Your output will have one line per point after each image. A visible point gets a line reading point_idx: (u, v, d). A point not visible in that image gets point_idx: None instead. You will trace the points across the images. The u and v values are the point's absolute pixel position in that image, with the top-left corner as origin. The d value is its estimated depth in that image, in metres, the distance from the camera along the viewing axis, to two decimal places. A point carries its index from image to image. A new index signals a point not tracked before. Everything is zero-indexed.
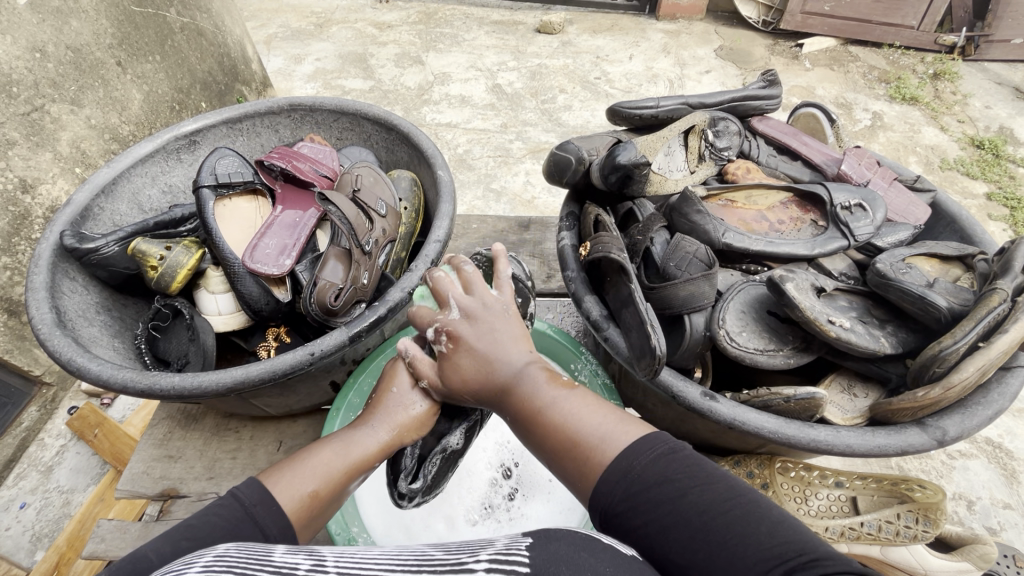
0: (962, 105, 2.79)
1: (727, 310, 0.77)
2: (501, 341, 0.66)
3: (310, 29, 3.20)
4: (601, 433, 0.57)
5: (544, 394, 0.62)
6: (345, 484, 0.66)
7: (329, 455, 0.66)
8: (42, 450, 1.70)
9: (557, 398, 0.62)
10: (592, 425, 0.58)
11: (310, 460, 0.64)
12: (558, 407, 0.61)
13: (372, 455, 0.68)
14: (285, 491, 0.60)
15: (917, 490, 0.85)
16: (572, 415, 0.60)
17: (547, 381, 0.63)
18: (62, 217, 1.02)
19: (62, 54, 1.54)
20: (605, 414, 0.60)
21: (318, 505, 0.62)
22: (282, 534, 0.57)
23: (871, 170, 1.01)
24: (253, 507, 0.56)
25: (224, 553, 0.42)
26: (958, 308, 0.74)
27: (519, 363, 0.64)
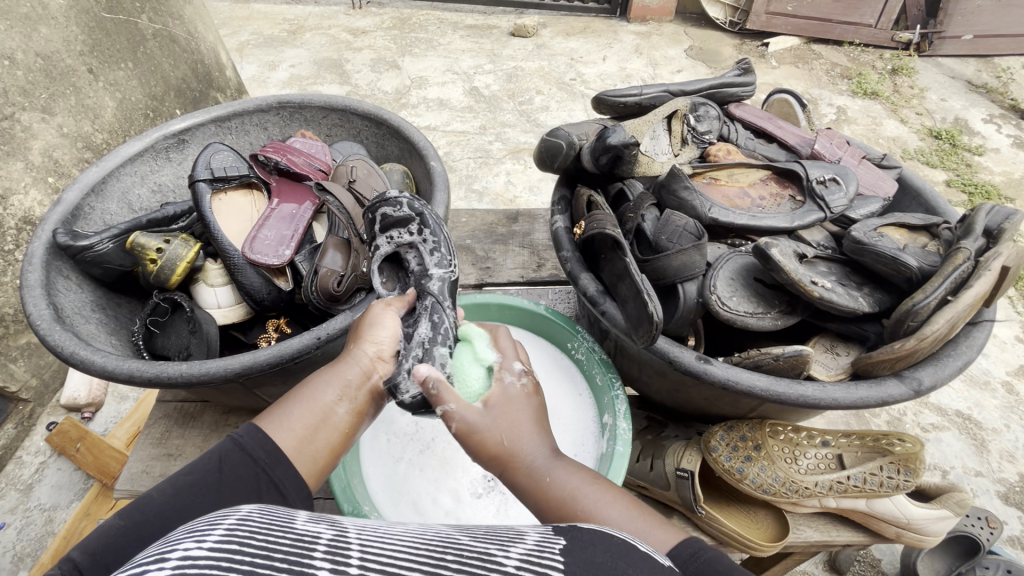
0: (919, 98, 2.94)
1: (717, 277, 0.81)
2: (524, 430, 0.64)
3: (283, 36, 3.19)
4: (640, 535, 0.56)
5: (569, 483, 0.61)
6: (338, 414, 0.67)
7: (310, 386, 0.68)
8: (21, 468, 1.65)
9: (584, 487, 0.60)
10: (626, 520, 0.57)
11: (293, 396, 0.67)
12: (580, 495, 0.60)
13: (354, 377, 0.69)
14: (274, 427, 0.64)
15: (897, 445, 0.91)
16: (601, 507, 0.59)
17: (576, 473, 0.62)
18: (53, 216, 1.02)
19: (31, 61, 1.52)
20: (627, 502, 0.59)
21: (310, 433, 0.65)
22: (274, 463, 0.61)
23: (842, 149, 1.07)
24: (242, 439, 0.62)
25: (246, 516, 0.40)
26: (927, 268, 0.80)
27: (541, 456, 0.63)
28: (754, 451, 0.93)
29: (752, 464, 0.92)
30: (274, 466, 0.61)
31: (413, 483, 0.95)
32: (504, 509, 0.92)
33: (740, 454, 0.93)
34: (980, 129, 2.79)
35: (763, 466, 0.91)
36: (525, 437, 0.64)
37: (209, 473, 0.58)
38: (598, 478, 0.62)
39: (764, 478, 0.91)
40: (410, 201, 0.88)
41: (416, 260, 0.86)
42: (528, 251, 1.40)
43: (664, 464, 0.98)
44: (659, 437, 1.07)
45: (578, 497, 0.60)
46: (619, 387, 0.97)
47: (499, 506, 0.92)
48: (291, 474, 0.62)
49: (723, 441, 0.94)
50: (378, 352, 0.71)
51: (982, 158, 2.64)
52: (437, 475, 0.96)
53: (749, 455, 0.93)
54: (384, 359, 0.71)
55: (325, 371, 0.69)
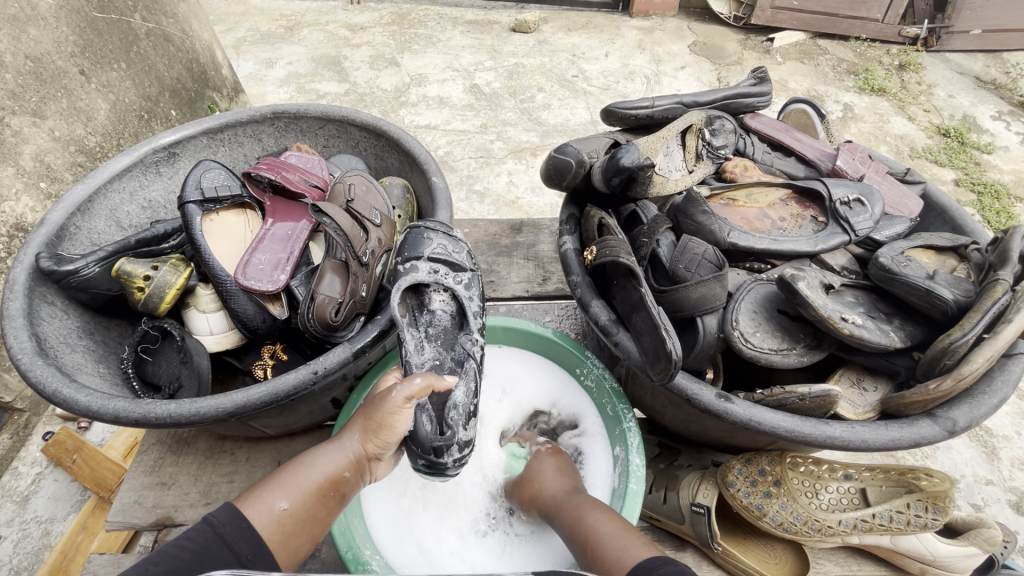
0: (927, 95, 2.87)
1: (739, 310, 0.77)
2: (562, 476, 0.88)
3: (280, 32, 3.12)
4: (628, 544, 0.68)
5: (592, 514, 0.76)
6: (320, 503, 0.72)
7: (302, 470, 0.73)
8: (16, 480, 1.60)
9: (598, 517, 0.75)
10: (621, 535, 0.70)
11: (282, 480, 0.71)
12: (592, 521, 0.74)
13: (342, 469, 0.75)
14: (259, 513, 0.67)
15: (924, 480, 0.87)
16: (607, 527, 0.72)
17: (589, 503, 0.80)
18: (37, 239, 0.97)
19: (21, 64, 1.47)
20: (630, 531, 0.71)
21: (293, 522, 0.69)
22: (254, 554, 0.64)
23: (864, 164, 1.03)
24: (222, 525, 0.64)
25: None
26: (962, 301, 0.75)
27: (567, 490, 0.84)
28: (774, 487, 0.89)
29: (772, 501, 0.88)
30: (256, 559, 0.64)
31: (414, 521, 0.91)
32: (511, 550, 0.89)
33: (758, 490, 0.89)
34: (989, 126, 2.73)
35: (783, 503, 0.87)
36: (564, 485, 0.86)
37: (189, 553, 0.59)
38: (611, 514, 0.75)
39: (785, 516, 0.87)
40: (466, 255, 0.96)
41: (445, 303, 0.96)
42: (533, 265, 1.35)
43: (678, 497, 0.94)
44: (672, 466, 1.03)
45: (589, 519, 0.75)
46: (632, 418, 0.92)
47: (505, 545, 0.90)
48: (267, 564, 0.65)
49: (741, 476, 0.90)
50: (369, 449, 0.76)
51: (991, 156, 2.58)
52: (439, 511, 0.93)
53: (768, 491, 0.88)
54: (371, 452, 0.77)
55: (319, 453, 0.75)
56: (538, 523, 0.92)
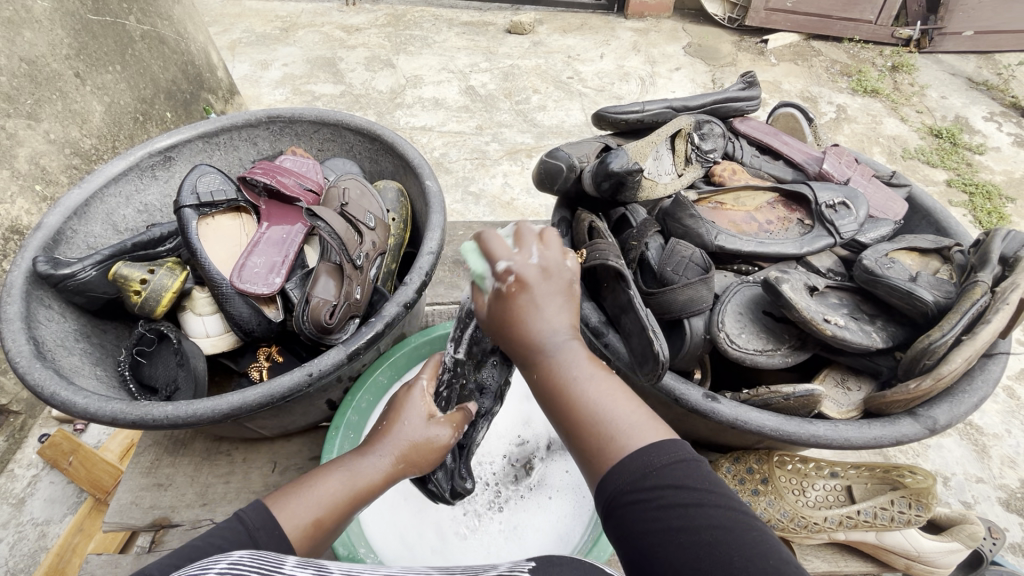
0: (919, 96, 2.90)
1: (725, 312, 0.79)
2: (545, 303, 0.56)
3: (276, 33, 3.12)
4: (627, 422, 0.53)
5: (575, 368, 0.56)
6: (349, 512, 0.66)
7: (333, 475, 0.66)
8: (13, 482, 1.61)
9: (587, 375, 0.55)
10: (625, 416, 0.53)
11: (314, 486, 0.64)
12: (584, 387, 0.55)
13: (377, 484, 0.67)
14: (286, 515, 0.61)
15: (908, 477, 0.89)
16: (603, 401, 0.54)
17: (579, 353, 0.56)
18: (33, 242, 0.97)
19: (16, 67, 1.47)
20: (638, 404, 0.54)
21: (321, 532, 0.63)
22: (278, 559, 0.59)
23: (851, 168, 1.04)
24: (252, 522, 0.59)
25: (238, 560, 0.43)
26: (942, 302, 0.77)
27: (556, 333, 0.56)
28: (761, 485, 0.91)
29: (759, 498, 0.90)
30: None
31: (396, 516, 0.93)
32: (494, 547, 0.91)
33: (746, 487, 0.91)
34: (980, 127, 2.76)
35: (770, 500, 0.90)
36: (551, 310, 0.56)
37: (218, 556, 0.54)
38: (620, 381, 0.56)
39: (772, 513, 0.89)
40: None
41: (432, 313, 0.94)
42: None
43: None
44: None
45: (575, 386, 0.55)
46: None
47: (485, 541, 0.91)
48: None
49: (729, 474, 0.92)
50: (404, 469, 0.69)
51: (982, 157, 2.61)
52: (420, 506, 0.94)
53: (756, 489, 0.91)
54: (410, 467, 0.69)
55: (354, 457, 0.68)
56: (522, 521, 0.94)
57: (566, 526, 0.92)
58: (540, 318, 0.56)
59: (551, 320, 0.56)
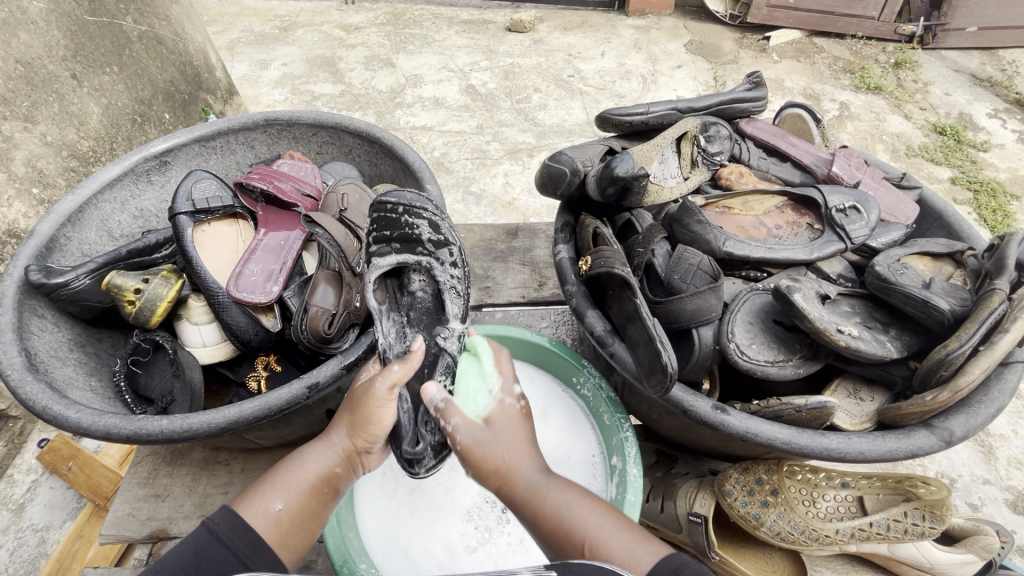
0: (923, 93, 2.87)
1: (734, 321, 0.77)
2: (515, 452, 0.67)
3: (275, 33, 3.10)
4: (629, 551, 0.57)
5: (561, 498, 0.63)
6: (316, 498, 0.67)
7: (290, 471, 0.67)
8: (11, 488, 1.59)
9: (571, 500, 0.62)
10: (614, 536, 0.59)
11: (272, 480, 0.66)
12: (571, 512, 0.61)
13: (336, 464, 0.69)
14: (253, 515, 0.62)
15: (921, 488, 0.87)
16: (591, 526, 0.60)
17: (561, 486, 0.64)
18: (26, 250, 0.95)
19: (12, 69, 1.45)
20: (615, 517, 0.61)
21: (291, 523, 0.64)
22: (252, 550, 0.60)
23: (861, 170, 1.02)
24: (218, 529, 0.59)
25: None
26: (959, 310, 0.75)
27: (534, 475, 0.65)
28: (771, 496, 0.88)
29: (770, 510, 0.87)
30: (254, 556, 0.59)
31: (404, 528, 0.91)
32: (502, 562, 0.88)
33: (756, 499, 0.88)
34: (985, 124, 2.73)
35: (781, 513, 0.87)
36: (519, 457, 0.67)
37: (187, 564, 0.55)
38: (595, 500, 0.63)
39: (782, 525, 0.87)
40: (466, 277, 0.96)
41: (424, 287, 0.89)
42: (529, 270, 1.33)
43: (675, 507, 0.94)
44: (669, 474, 1.02)
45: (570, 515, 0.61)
46: (629, 428, 0.92)
47: (497, 556, 0.89)
48: (267, 561, 0.60)
49: (738, 485, 0.90)
50: (359, 443, 0.72)
51: (987, 155, 2.58)
52: (430, 520, 0.92)
53: (766, 500, 0.88)
54: (364, 444, 0.72)
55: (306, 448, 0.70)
56: None
57: None
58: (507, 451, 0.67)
59: (526, 460, 0.67)
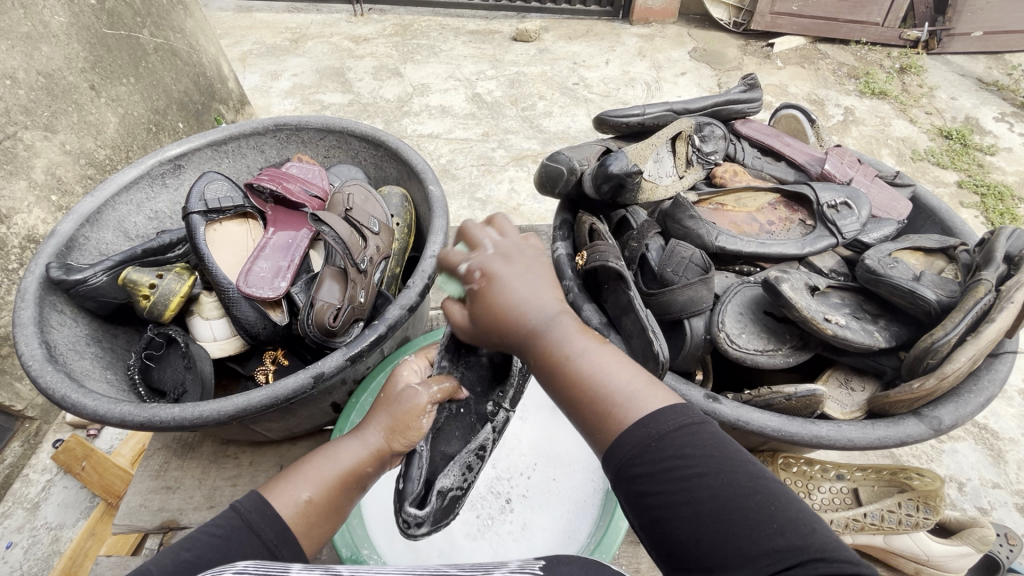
0: (929, 97, 2.87)
1: (725, 313, 0.79)
2: (527, 282, 0.57)
3: (285, 45, 3.18)
4: (629, 394, 0.53)
5: (574, 343, 0.56)
6: (342, 494, 0.69)
7: (322, 464, 0.69)
8: (27, 486, 1.63)
9: (588, 350, 0.55)
10: (620, 381, 0.54)
11: (306, 471, 0.68)
12: (585, 359, 0.55)
13: (367, 463, 0.71)
14: (282, 503, 0.64)
15: (915, 479, 0.88)
16: (601, 369, 0.54)
17: (573, 326, 0.57)
18: (46, 250, 1.00)
19: (33, 80, 1.50)
20: (639, 374, 0.54)
21: (316, 514, 0.65)
22: (280, 541, 0.61)
23: (853, 168, 1.04)
24: (248, 514, 0.61)
25: (243, 569, 0.43)
26: (945, 301, 0.76)
27: (551, 311, 0.56)
28: None
29: None
30: (281, 546, 0.61)
31: None
32: (503, 548, 0.90)
33: None
34: (991, 128, 2.72)
35: None
36: (537, 293, 0.57)
37: (214, 548, 0.56)
38: (612, 348, 0.56)
39: None
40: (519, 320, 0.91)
41: None
42: None
43: None
44: None
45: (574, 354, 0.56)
46: None
47: (496, 544, 0.91)
48: (293, 552, 0.62)
49: None
50: (394, 445, 0.72)
51: (994, 158, 2.58)
52: None
53: None
54: (398, 448, 0.73)
55: (343, 447, 0.71)
56: (530, 522, 0.93)
57: (572, 521, 0.92)
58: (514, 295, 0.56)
59: (541, 297, 0.56)
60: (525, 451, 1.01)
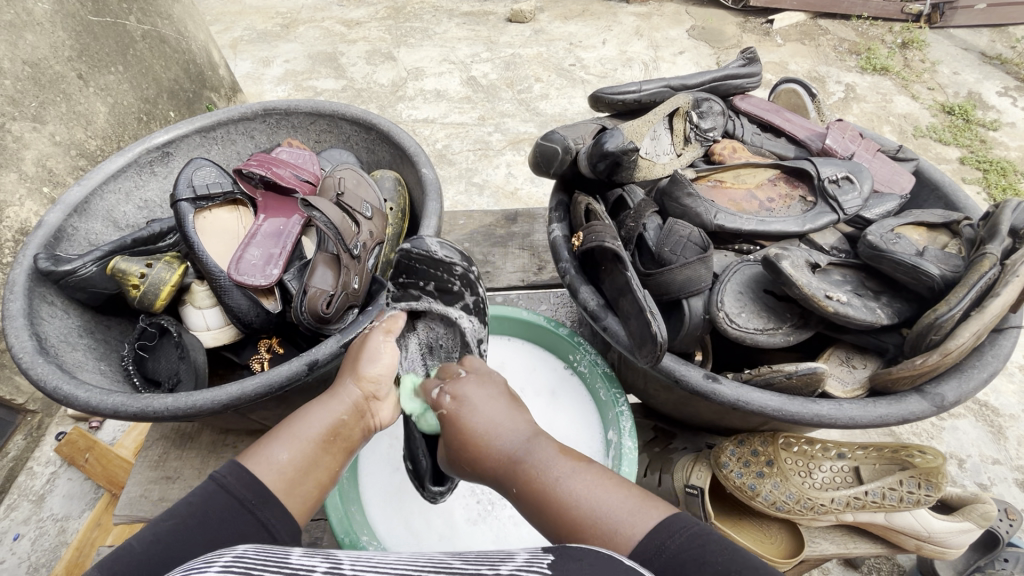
0: (931, 72, 2.82)
1: (724, 291, 0.78)
2: (486, 408, 0.68)
3: (277, 30, 3.12)
4: (621, 514, 0.53)
5: (552, 468, 0.59)
6: (323, 451, 0.71)
7: (295, 425, 0.71)
8: (32, 479, 1.63)
9: (565, 472, 0.58)
10: (609, 502, 0.55)
11: (279, 433, 0.69)
12: (564, 482, 0.58)
13: (343, 414, 0.74)
14: (258, 465, 0.65)
15: (917, 457, 0.88)
16: (595, 495, 0.55)
17: (550, 451, 0.62)
18: (34, 241, 0.98)
19: (19, 70, 1.47)
20: (628, 490, 0.56)
21: (295, 471, 0.67)
22: (260, 500, 0.62)
23: (855, 142, 1.02)
24: (226, 480, 0.62)
25: (243, 553, 0.42)
26: (949, 276, 0.75)
27: (517, 442, 0.64)
28: (767, 467, 0.89)
29: (765, 481, 0.88)
30: (261, 505, 0.62)
31: (406, 499, 0.94)
32: (504, 534, 0.90)
33: (752, 470, 0.89)
34: (994, 102, 2.68)
35: (776, 483, 0.87)
36: (505, 423, 0.66)
37: (193, 514, 0.58)
38: (595, 469, 0.58)
39: (778, 495, 0.88)
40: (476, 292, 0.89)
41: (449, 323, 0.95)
42: (528, 254, 1.33)
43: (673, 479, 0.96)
44: (667, 450, 1.03)
45: (554, 477, 0.59)
46: (625, 403, 0.93)
47: (499, 530, 0.90)
48: (279, 509, 0.63)
49: (734, 457, 0.90)
50: (367, 388, 0.77)
51: (997, 133, 2.54)
52: (429, 493, 0.94)
53: (762, 471, 0.88)
54: (371, 391, 0.77)
55: (318, 401, 0.74)
56: None
57: None
58: (475, 416, 0.68)
59: (506, 425, 0.66)
60: None
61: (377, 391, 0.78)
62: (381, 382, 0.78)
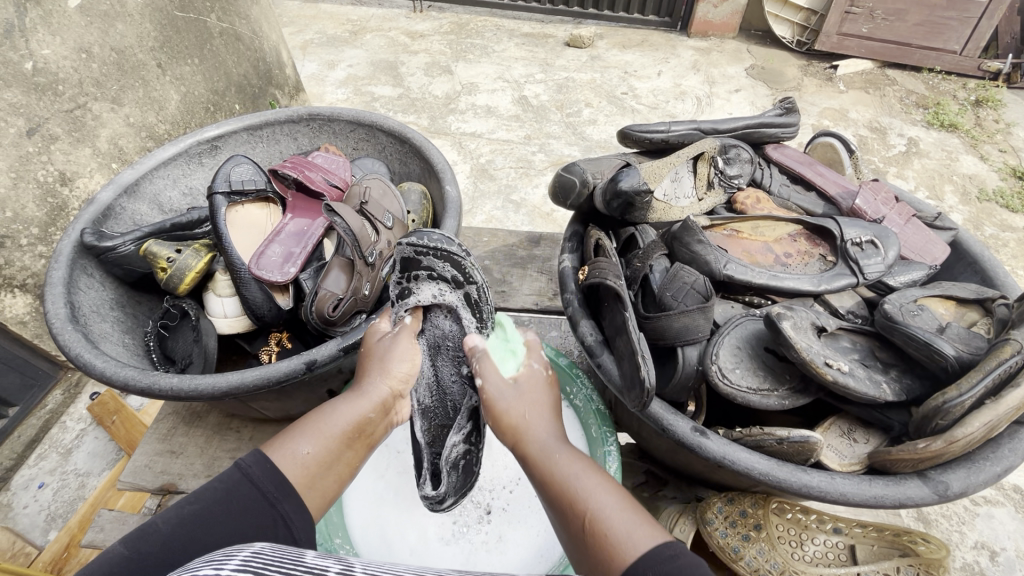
0: (1004, 134, 2.68)
1: (722, 345, 0.76)
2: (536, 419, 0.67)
3: (345, 36, 3.27)
4: (628, 526, 0.53)
5: (567, 469, 0.60)
6: (346, 447, 0.67)
7: (321, 419, 0.67)
8: (63, 433, 1.73)
9: (578, 471, 0.59)
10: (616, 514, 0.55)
11: (303, 424, 0.66)
12: (577, 482, 0.59)
13: (370, 411, 0.71)
14: (281, 458, 0.62)
15: (920, 545, 0.83)
16: (594, 496, 0.57)
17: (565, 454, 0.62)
18: (85, 216, 1.06)
19: (106, 55, 1.58)
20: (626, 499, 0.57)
21: (318, 466, 0.64)
22: (281, 493, 0.61)
23: (888, 205, 0.98)
24: (250, 470, 0.61)
25: (260, 550, 0.42)
26: (966, 357, 0.70)
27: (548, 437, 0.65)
28: (753, 531, 0.86)
29: (750, 545, 0.84)
30: (282, 500, 0.60)
31: (385, 509, 0.95)
32: (474, 558, 0.90)
33: (737, 531, 0.85)
34: None
35: (761, 550, 0.84)
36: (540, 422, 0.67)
37: (215, 501, 0.58)
38: (600, 472, 0.60)
39: (762, 563, 0.83)
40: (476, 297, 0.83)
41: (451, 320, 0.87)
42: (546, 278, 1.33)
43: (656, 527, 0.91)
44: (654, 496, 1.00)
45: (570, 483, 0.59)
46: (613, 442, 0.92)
47: (469, 554, 0.90)
48: (297, 504, 0.61)
49: (720, 515, 0.87)
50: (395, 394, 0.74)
51: None
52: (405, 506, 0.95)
53: (747, 535, 0.85)
54: (396, 394, 0.76)
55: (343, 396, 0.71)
56: (506, 535, 0.92)
57: (546, 540, 0.90)
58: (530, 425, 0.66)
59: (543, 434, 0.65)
60: (509, 464, 0.99)
61: (400, 390, 0.76)
62: (406, 381, 0.77)
